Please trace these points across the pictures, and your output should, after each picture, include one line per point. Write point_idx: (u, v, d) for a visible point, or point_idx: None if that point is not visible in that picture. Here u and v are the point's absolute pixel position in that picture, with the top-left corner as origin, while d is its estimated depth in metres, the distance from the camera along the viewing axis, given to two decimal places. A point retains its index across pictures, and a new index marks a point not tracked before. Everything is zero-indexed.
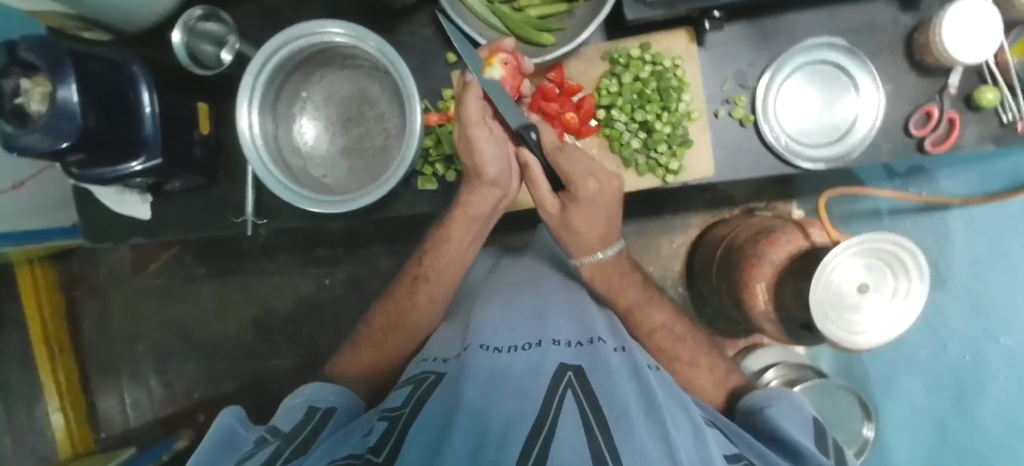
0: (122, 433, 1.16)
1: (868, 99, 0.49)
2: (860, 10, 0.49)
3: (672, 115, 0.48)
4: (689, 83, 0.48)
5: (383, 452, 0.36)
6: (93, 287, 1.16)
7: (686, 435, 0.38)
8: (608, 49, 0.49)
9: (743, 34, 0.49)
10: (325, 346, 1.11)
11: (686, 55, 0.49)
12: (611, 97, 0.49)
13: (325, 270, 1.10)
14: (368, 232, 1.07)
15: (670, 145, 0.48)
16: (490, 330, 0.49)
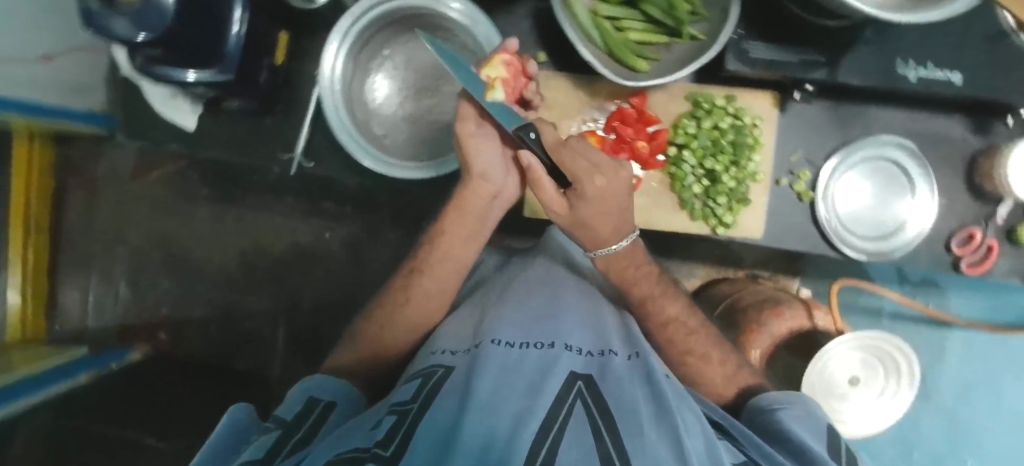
0: (76, 332, 1.12)
1: (921, 205, 0.53)
2: (931, 120, 0.53)
3: (739, 172, 0.51)
4: (762, 144, 0.52)
5: (390, 447, 0.33)
6: (87, 178, 1.12)
7: (699, 443, 0.37)
8: (695, 90, 0.53)
9: (823, 112, 0.53)
10: (308, 298, 1.09)
11: (767, 116, 0.52)
12: (686, 137, 0.52)
13: (327, 225, 1.07)
14: (381, 197, 1.04)
15: (729, 199, 0.52)
16: (503, 328, 0.48)
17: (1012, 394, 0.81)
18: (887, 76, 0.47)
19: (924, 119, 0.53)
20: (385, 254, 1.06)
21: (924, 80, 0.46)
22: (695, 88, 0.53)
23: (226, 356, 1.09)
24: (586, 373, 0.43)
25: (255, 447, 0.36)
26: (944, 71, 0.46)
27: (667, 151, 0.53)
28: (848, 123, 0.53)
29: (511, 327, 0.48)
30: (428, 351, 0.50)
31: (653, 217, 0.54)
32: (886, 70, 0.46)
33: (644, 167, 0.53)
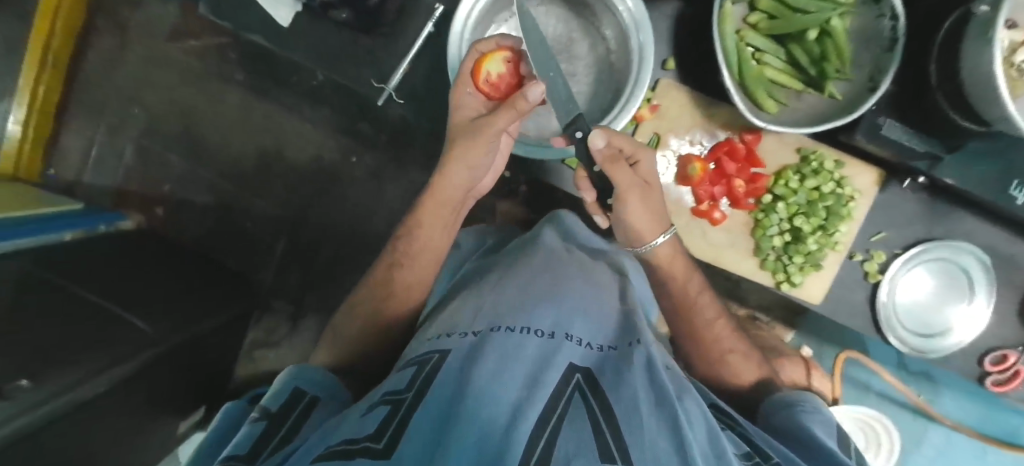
0: (71, 182, 1.07)
1: (974, 312, 0.54)
2: (1008, 243, 0.54)
3: (823, 237, 0.54)
4: (853, 218, 0.54)
5: (383, 440, 0.28)
6: (118, 25, 1.05)
7: (700, 436, 0.33)
8: (807, 146, 0.54)
9: (915, 202, 0.54)
10: (318, 215, 1.05)
11: (866, 191, 0.54)
12: (786, 190, 0.54)
13: (356, 148, 1.03)
14: (420, 136, 1.00)
15: (803, 261, 0.55)
16: (501, 311, 0.43)
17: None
18: (994, 192, 0.47)
19: (1003, 241, 0.54)
20: (407, 195, 1.03)
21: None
22: (808, 143, 0.54)
23: (220, 249, 1.07)
24: (585, 365, 0.38)
25: (239, 441, 0.34)
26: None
27: (762, 197, 0.56)
28: (936, 221, 0.54)
29: (510, 307, 0.43)
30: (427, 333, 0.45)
31: (724, 256, 0.57)
32: (998, 186, 0.47)
33: (735, 206, 0.56)
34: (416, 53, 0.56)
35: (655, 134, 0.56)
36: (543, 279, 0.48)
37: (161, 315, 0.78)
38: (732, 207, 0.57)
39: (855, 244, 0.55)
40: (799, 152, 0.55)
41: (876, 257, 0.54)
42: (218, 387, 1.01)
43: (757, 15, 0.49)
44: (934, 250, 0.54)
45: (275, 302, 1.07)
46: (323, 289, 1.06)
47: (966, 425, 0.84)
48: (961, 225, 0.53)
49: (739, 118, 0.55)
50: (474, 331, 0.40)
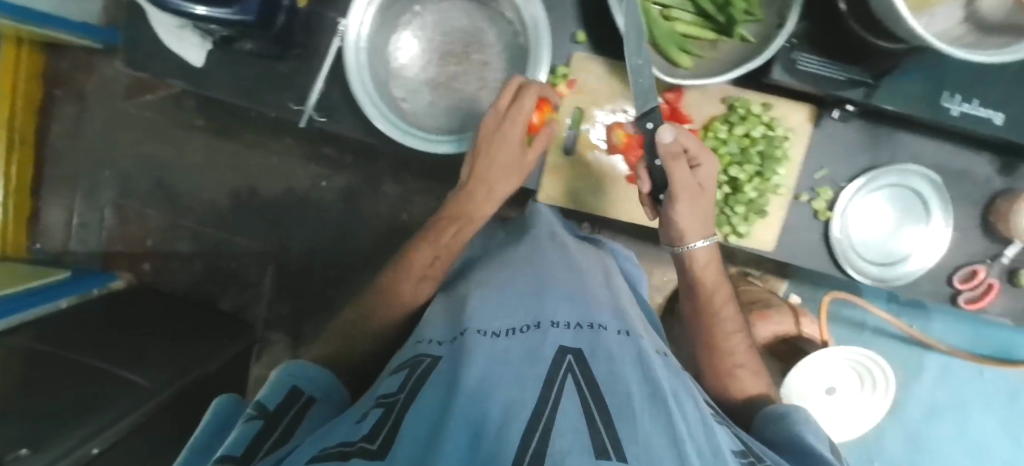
0: (57, 252, 1.09)
1: (935, 233, 0.53)
2: (961, 157, 0.53)
3: (763, 183, 0.53)
4: (790, 158, 0.53)
5: (378, 440, 0.30)
6: (78, 91, 1.06)
7: (695, 428, 0.33)
8: (730, 95, 0.54)
9: (855, 134, 0.53)
10: (299, 244, 1.06)
11: (799, 130, 0.53)
12: (717, 142, 0.53)
13: (324, 172, 1.04)
14: (383, 150, 1.00)
15: (748, 210, 0.54)
16: (489, 313, 0.43)
17: (977, 424, 0.84)
18: (932, 108, 0.46)
19: (955, 156, 0.53)
20: (381, 210, 1.03)
21: (965, 116, 0.46)
22: (732, 92, 0.54)
23: (211, 293, 1.08)
24: (577, 346, 0.38)
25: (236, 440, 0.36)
26: (986, 111, 0.46)
27: None
28: (880, 148, 0.53)
29: (496, 309, 0.43)
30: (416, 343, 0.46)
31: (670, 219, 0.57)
32: (933, 100, 0.46)
33: None
34: (328, 70, 0.57)
35: (579, 107, 0.61)
36: (531, 274, 0.48)
37: (160, 366, 0.80)
38: None
39: (799, 186, 0.54)
40: (723, 103, 0.54)
41: (823, 192, 0.53)
42: None
43: None
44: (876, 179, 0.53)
45: (273, 336, 1.08)
46: (316, 317, 1.06)
47: (963, 349, 0.83)
48: (907, 147, 0.53)
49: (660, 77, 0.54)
50: (460, 334, 0.40)
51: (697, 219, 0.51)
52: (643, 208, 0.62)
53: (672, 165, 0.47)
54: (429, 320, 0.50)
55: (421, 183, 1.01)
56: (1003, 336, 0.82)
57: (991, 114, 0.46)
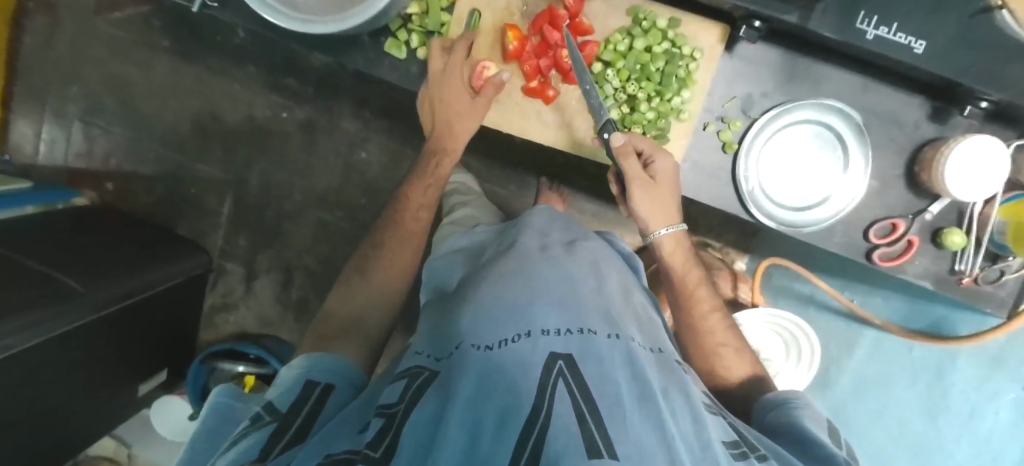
0: (27, 164, 1.10)
1: (852, 178, 0.54)
2: (890, 98, 0.53)
3: (661, 104, 0.54)
4: (694, 81, 0.54)
5: (380, 447, 0.32)
6: (46, 3, 1.04)
7: (684, 425, 0.34)
8: (637, 6, 0.53)
9: (773, 59, 0.54)
10: (260, 175, 1.07)
11: (709, 51, 0.53)
12: (614, 56, 0.53)
13: (286, 103, 1.03)
14: (346, 84, 0.99)
15: (646, 131, 0.55)
16: (480, 316, 0.41)
17: (900, 398, 0.88)
18: (841, 30, 0.44)
19: (882, 96, 0.54)
20: (343, 147, 1.03)
21: (879, 40, 0.44)
22: (639, 4, 0.53)
23: (171, 217, 1.09)
24: (568, 351, 0.37)
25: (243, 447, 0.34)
26: (906, 37, 0.43)
27: (593, 66, 0.55)
28: (798, 79, 0.54)
29: (487, 314, 0.41)
30: (415, 347, 0.47)
31: (565, 135, 0.59)
32: (843, 20, 0.44)
33: (567, 80, 0.57)
34: None
35: (474, 8, 0.56)
36: (526, 269, 0.46)
37: (103, 276, 0.80)
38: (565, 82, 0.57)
39: (702, 111, 0.55)
40: (629, 16, 0.54)
41: (730, 128, 0.55)
42: (184, 351, 1.06)
43: None
44: (770, 112, 0.53)
45: (230, 265, 1.10)
46: (277, 246, 1.09)
47: (897, 323, 0.85)
48: (827, 82, 0.54)
49: None
50: (455, 347, 0.39)
51: (653, 210, 0.54)
52: (551, 131, 0.59)
53: (623, 163, 0.53)
54: (427, 321, 0.51)
55: (379, 121, 1.01)
56: (938, 309, 0.82)
57: (915, 41, 0.43)
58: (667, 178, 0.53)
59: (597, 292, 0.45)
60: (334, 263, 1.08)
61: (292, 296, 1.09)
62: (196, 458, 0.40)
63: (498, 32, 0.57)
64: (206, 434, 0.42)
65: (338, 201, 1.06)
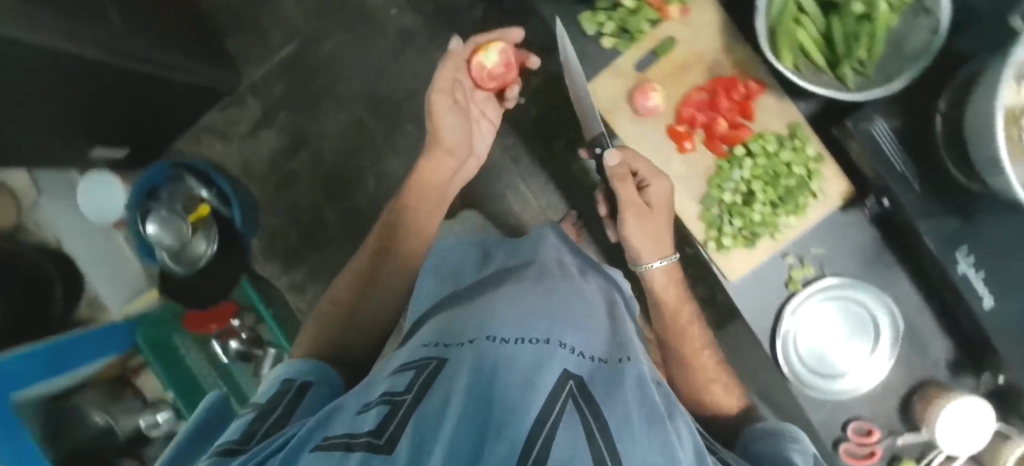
0: None
1: (870, 368, 0.57)
2: (930, 330, 0.58)
3: (770, 216, 0.57)
4: (805, 214, 0.57)
5: (383, 435, 0.37)
6: None
7: (683, 451, 0.40)
8: (798, 124, 0.57)
9: (869, 238, 0.58)
10: (333, 45, 1.03)
11: (829, 199, 0.56)
12: (759, 151, 0.56)
13: (400, 2, 1.01)
14: (463, 23, 0.99)
15: (743, 229, 0.57)
16: (505, 323, 0.50)
17: None
18: (942, 253, 0.50)
19: (926, 326, 0.59)
20: (423, 71, 1.02)
21: (965, 278, 0.49)
22: (799, 124, 0.57)
23: (225, 24, 1.04)
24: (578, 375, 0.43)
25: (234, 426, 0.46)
26: (984, 290, 0.48)
27: (735, 147, 0.57)
28: (877, 267, 0.58)
29: (507, 322, 0.50)
30: (421, 345, 0.57)
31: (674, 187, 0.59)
32: (948, 245, 0.50)
33: (707, 144, 0.58)
34: None
35: (671, 37, 0.58)
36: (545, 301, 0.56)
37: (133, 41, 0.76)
38: (705, 145, 0.59)
39: (790, 243, 0.58)
40: (785, 128, 0.57)
41: (802, 268, 0.58)
42: (149, 143, 0.99)
43: None
44: (840, 278, 0.58)
45: (251, 101, 1.05)
46: (305, 115, 1.04)
47: None
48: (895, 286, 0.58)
49: (753, 65, 0.57)
50: (472, 338, 0.49)
51: (645, 238, 0.58)
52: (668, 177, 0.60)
53: (617, 185, 0.56)
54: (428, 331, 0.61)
55: None
56: None
57: (985, 294, 0.48)
58: (662, 198, 0.57)
59: (602, 346, 0.53)
60: (346, 162, 1.05)
61: (289, 166, 1.06)
62: (188, 447, 0.49)
63: (676, 69, 0.58)
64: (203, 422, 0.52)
65: (386, 114, 1.03)
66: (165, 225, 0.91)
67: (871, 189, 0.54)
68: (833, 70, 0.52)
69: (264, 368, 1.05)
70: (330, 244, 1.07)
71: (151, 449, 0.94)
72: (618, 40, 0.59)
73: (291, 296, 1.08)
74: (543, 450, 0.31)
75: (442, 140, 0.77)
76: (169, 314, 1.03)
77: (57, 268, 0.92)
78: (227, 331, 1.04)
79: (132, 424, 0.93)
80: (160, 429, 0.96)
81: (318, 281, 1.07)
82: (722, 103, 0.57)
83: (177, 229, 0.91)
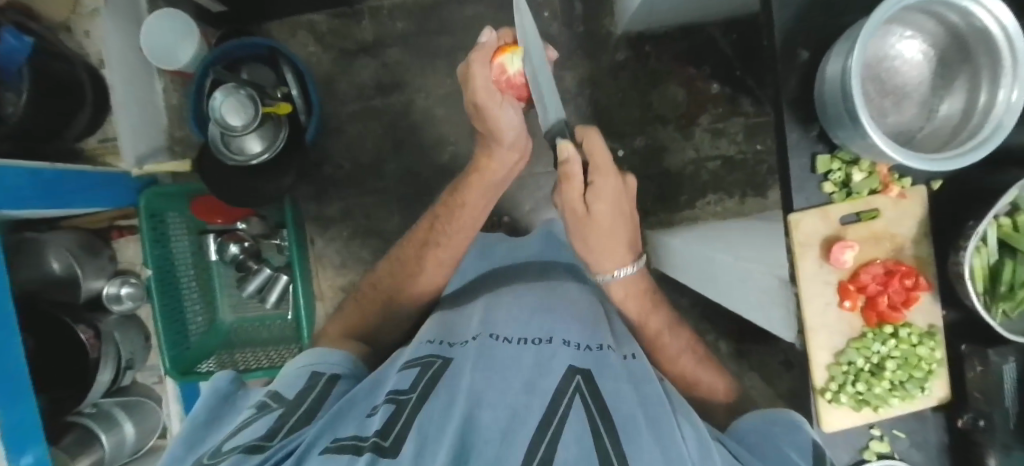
0: None
1: None
2: None
3: (888, 400, 0.49)
4: (914, 402, 0.49)
5: (388, 438, 0.38)
6: None
7: (694, 446, 0.42)
8: (937, 327, 0.50)
9: (937, 447, 0.52)
10: (470, 11, 1.00)
11: (935, 399, 0.50)
12: (905, 338, 0.48)
13: (553, 10, 1.01)
14: (603, 64, 1.02)
15: (864, 401, 0.49)
16: (507, 326, 0.56)
17: None
18: None
19: None
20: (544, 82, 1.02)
21: None
22: (938, 328, 0.50)
23: None
24: (584, 369, 0.47)
25: (257, 426, 0.42)
26: None
27: (887, 325, 0.49)
28: None
29: (518, 327, 0.55)
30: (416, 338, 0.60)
31: (816, 331, 0.50)
32: None
33: (863, 310, 0.49)
34: None
35: (876, 209, 0.49)
36: (553, 303, 0.62)
37: None
38: (860, 309, 0.49)
39: (884, 419, 0.51)
40: (926, 325, 0.50)
41: (883, 441, 0.52)
42: (251, 11, 0.96)
43: (1008, 205, 0.47)
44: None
45: (366, 23, 1.00)
46: (413, 63, 1.01)
47: None
48: None
49: (930, 259, 0.49)
50: (476, 337, 0.54)
51: (594, 240, 0.63)
52: (814, 319, 0.50)
53: (565, 182, 0.60)
54: (432, 327, 0.62)
55: (586, 105, 1.02)
56: None
57: None
58: (609, 196, 0.61)
59: (601, 335, 0.57)
60: (430, 127, 1.02)
61: (371, 102, 1.02)
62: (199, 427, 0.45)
63: (856, 225, 0.49)
64: (211, 402, 0.48)
65: None
66: (233, 103, 0.77)
67: (968, 406, 0.49)
68: (983, 302, 0.49)
69: (252, 285, 0.97)
70: (374, 194, 1.03)
71: (104, 321, 0.84)
72: (839, 190, 0.49)
73: (311, 226, 1.03)
74: (550, 451, 0.36)
75: (500, 135, 0.63)
76: (179, 192, 0.90)
77: (90, 89, 0.81)
78: (230, 232, 0.97)
79: (96, 287, 0.84)
80: (121, 306, 0.85)
81: (346, 223, 1.03)
82: (897, 281, 0.47)
83: (242, 109, 0.78)
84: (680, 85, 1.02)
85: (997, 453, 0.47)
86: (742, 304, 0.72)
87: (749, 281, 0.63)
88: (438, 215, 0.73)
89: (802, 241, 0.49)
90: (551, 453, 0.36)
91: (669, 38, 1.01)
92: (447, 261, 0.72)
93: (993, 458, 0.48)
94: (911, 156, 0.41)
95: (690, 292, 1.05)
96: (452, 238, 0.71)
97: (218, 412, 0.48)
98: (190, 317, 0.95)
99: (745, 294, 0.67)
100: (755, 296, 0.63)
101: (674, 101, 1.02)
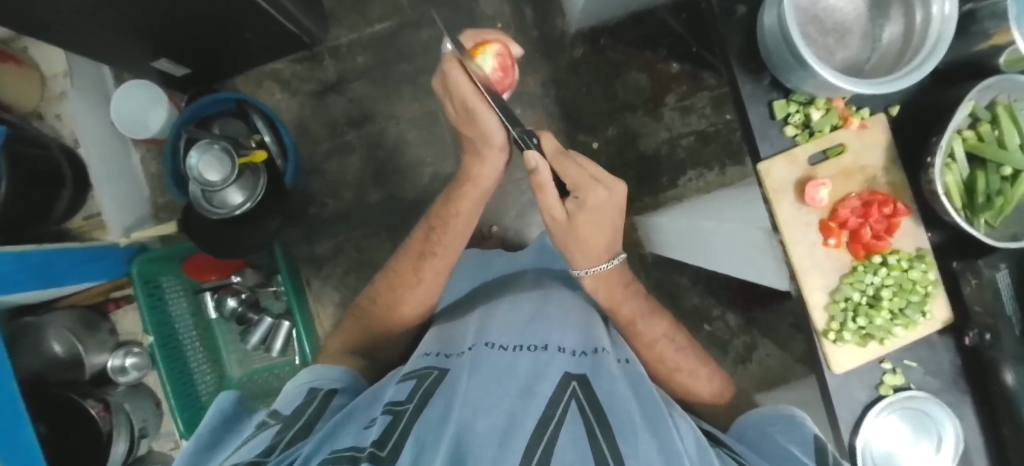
0: None
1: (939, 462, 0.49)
2: None
3: (892, 326, 0.49)
4: (918, 326, 0.49)
5: (386, 448, 0.38)
6: None
7: (688, 445, 0.43)
8: (924, 250, 0.50)
9: (951, 372, 0.51)
10: (428, 35, 1.02)
11: (939, 321, 0.49)
12: (896, 265, 0.48)
13: (508, 19, 1.04)
14: (564, 62, 1.04)
15: (869, 333, 0.49)
16: (499, 336, 0.56)
17: None
18: None
19: None
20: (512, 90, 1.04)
21: None
22: (926, 250, 0.50)
23: None
24: (578, 376, 0.48)
25: (257, 441, 0.42)
26: None
27: (875, 255, 0.49)
28: None
29: (510, 335, 0.55)
30: (418, 350, 0.60)
31: (806, 273, 0.50)
32: None
33: (849, 244, 0.49)
34: None
35: (842, 144, 0.50)
36: (545, 309, 0.62)
37: None
38: (846, 245, 0.50)
39: (892, 351, 0.51)
40: (915, 249, 0.50)
41: (896, 374, 0.51)
42: (210, 72, 0.97)
43: (968, 119, 0.47)
44: (932, 398, 0.49)
45: (328, 63, 1.03)
46: (380, 94, 1.03)
47: None
48: None
49: (905, 185, 0.50)
50: (471, 346, 0.54)
51: (575, 243, 0.62)
52: (803, 262, 0.50)
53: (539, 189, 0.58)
54: (430, 343, 0.62)
55: (554, 105, 1.04)
56: None
57: None
58: (594, 207, 0.59)
59: (594, 338, 0.58)
60: (406, 152, 1.03)
61: (345, 137, 1.03)
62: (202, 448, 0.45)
63: (827, 163, 0.50)
64: (212, 424, 0.48)
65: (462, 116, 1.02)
66: (210, 160, 0.79)
67: (972, 323, 0.49)
68: (964, 216, 0.48)
69: (255, 336, 0.97)
70: (362, 226, 1.04)
71: (112, 393, 0.83)
72: (801, 132, 0.50)
73: (305, 268, 1.04)
74: (547, 453, 0.37)
75: (490, 140, 0.63)
76: (171, 254, 0.92)
77: (68, 167, 0.83)
78: (225, 286, 0.98)
79: (100, 362, 0.83)
80: (127, 377, 0.84)
81: (338, 259, 1.04)
82: (875, 210, 0.48)
83: (221, 162, 0.79)
84: (641, 71, 1.04)
85: (1013, 366, 0.46)
86: (735, 266, 0.72)
87: (738, 239, 0.63)
88: (432, 225, 0.71)
89: (775, 185, 0.50)
90: (549, 453, 0.37)
91: (622, 28, 1.03)
92: (440, 275, 0.71)
93: (1008, 372, 0.47)
94: (859, 82, 0.42)
95: (688, 270, 1.04)
96: (447, 246, 0.70)
97: (219, 433, 0.47)
98: (198, 378, 0.94)
99: (737, 254, 0.67)
100: (745, 254, 0.63)
101: (638, 87, 1.04)
